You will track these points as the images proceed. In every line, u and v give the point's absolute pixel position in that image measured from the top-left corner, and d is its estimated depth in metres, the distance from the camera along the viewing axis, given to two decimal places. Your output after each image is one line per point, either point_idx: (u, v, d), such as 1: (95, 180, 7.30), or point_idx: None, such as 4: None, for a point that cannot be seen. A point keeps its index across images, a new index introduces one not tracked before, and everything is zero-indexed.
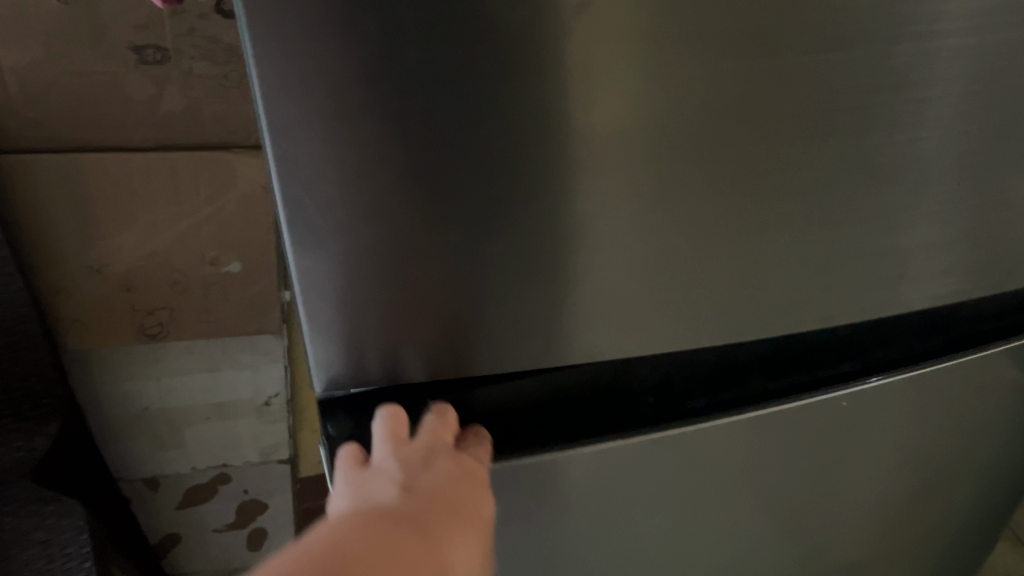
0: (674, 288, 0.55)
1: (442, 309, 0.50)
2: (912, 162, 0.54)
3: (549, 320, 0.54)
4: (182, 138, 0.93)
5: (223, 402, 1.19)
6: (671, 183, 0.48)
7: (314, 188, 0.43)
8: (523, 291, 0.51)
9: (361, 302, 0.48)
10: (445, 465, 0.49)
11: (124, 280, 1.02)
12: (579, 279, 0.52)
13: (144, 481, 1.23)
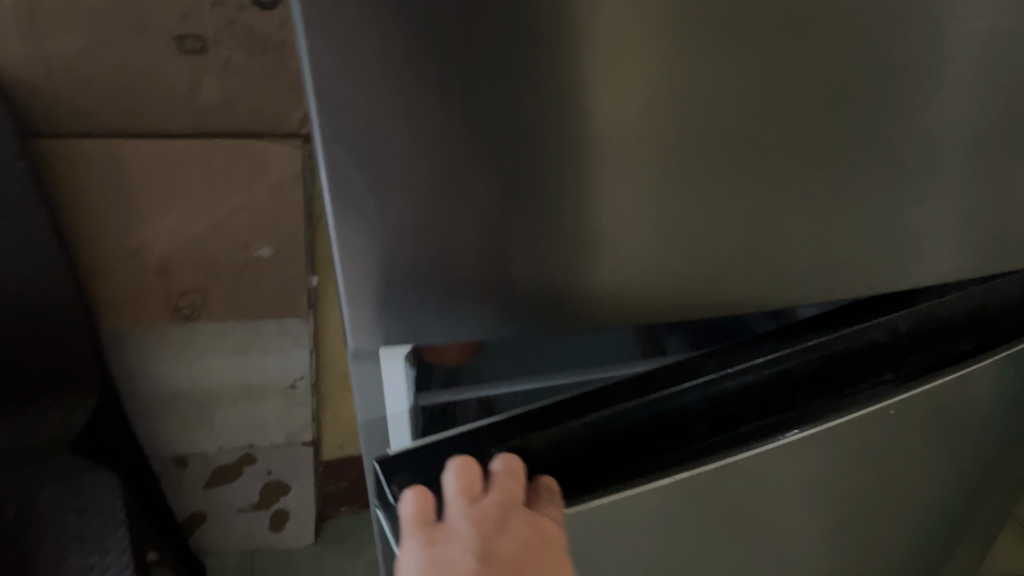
0: (695, 266, 0.57)
1: (478, 285, 0.53)
2: (922, 142, 0.56)
3: (574, 295, 0.56)
4: (219, 125, 0.97)
5: (253, 385, 1.23)
6: (692, 160, 0.51)
7: (358, 159, 0.46)
8: (551, 263, 0.54)
9: (392, 272, 0.52)
10: (519, 533, 0.55)
11: (161, 262, 1.06)
12: (605, 254, 0.54)
13: (174, 459, 1.27)
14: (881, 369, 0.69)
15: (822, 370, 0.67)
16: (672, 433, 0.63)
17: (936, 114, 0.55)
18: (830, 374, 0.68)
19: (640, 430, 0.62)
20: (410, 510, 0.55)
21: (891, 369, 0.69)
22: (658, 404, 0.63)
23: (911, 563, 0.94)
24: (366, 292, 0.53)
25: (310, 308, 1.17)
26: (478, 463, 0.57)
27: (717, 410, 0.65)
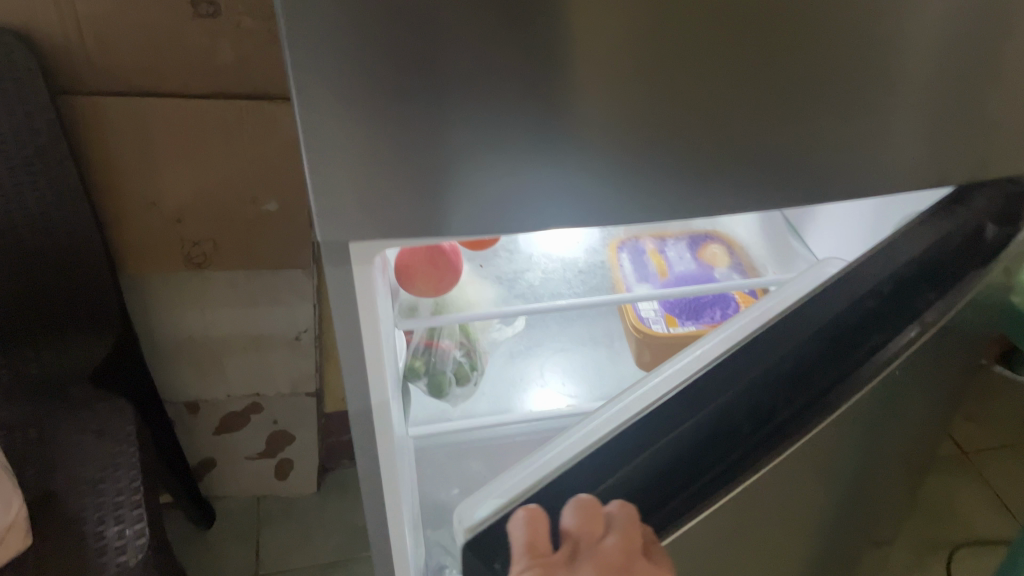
0: (665, 193, 0.59)
1: (452, 207, 0.56)
2: (890, 80, 0.58)
3: (540, 218, 0.58)
4: (231, 86, 1.06)
5: (261, 335, 1.32)
6: (660, 91, 0.53)
7: (331, 86, 0.49)
8: (522, 188, 0.56)
9: (362, 200, 0.55)
10: None
11: (176, 213, 1.15)
12: (575, 182, 0.57)
13: (186, 404, 1.37)
14: (872, 332, 0.69)
15: (824, 353, 0.67)
16: (729, 437, 0.62)
17: (901, 50, 0.57)
18: (833, 354, 0.68)
19: (695, 446, 0.60)
20: (525, 534, 0.53)
21: (880, 331, 0.69)
22: (688, 416, 0.61)
23: (869, 507, 1.00)
24: (333, 218, 0.56)
25: (313, 260, 1.26)
26: (597, 502, 0.55)
27: (741, 419, 0.63)
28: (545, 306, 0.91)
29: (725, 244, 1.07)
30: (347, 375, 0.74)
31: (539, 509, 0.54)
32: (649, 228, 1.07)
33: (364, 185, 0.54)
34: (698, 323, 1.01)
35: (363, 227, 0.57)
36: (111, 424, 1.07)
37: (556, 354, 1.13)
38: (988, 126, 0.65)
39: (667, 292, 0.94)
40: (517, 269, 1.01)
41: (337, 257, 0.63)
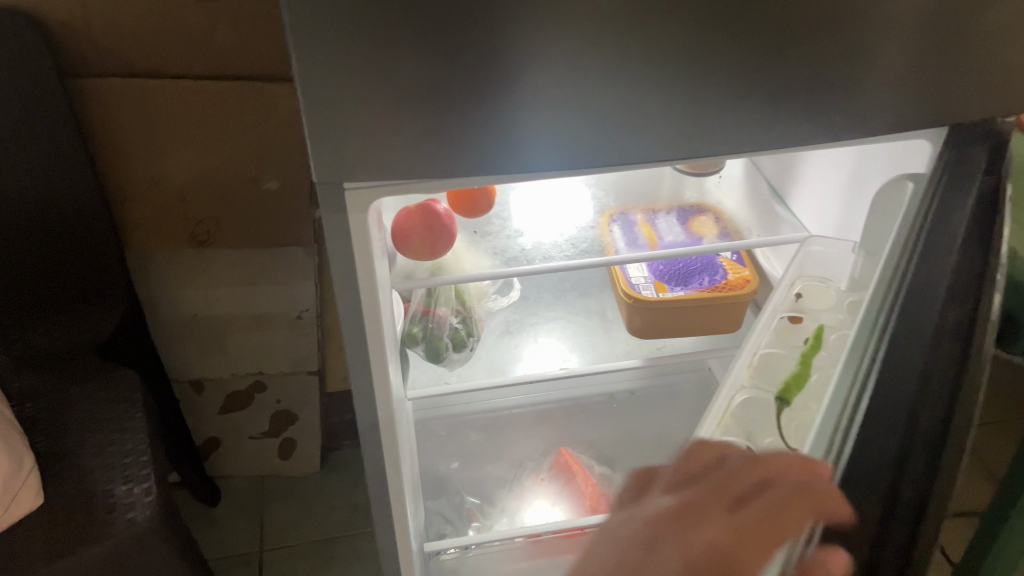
0: (634, 122, 0.63)
1: (437, 136, 0.60)
2: (840, 28, 0.62)
3: (519, 146, 0.62)
4: (233, 69, 1.09)
5: (263, 313, 1.35)
6: (627, 19, 0.57)
7: (323, 17, 0.53)
8: (504, 114, 0.60)
9: (365, 143, 0.60)
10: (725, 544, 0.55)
11: (180, 192, 1.19)
12: (551, 108, 0.60)
13: (191, 383, 1.41)
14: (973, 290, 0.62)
15: None
16: None
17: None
18: None
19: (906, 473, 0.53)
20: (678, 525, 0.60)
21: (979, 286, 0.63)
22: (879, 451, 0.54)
23: None
24: (335, 159, 0.61)
25: (314, 240, 1.29)
26: None
27: None
28: (538, 267, 0.94)
29: (714, 216, 1.07)
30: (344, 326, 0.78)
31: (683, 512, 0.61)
32: (639, 202, 1.08)
33: (369, 128, 0.59)
34: (686, 288, 1.03)
35: (365, 169, 0.62)
36: (117, 388, 1.11)
37: (549, 322, 1.15)
38: (948, 81, 0.68)
39: (653, 254, 0.96)
40: (509, 237, 1.01)
41: (335, 199, 0.67)
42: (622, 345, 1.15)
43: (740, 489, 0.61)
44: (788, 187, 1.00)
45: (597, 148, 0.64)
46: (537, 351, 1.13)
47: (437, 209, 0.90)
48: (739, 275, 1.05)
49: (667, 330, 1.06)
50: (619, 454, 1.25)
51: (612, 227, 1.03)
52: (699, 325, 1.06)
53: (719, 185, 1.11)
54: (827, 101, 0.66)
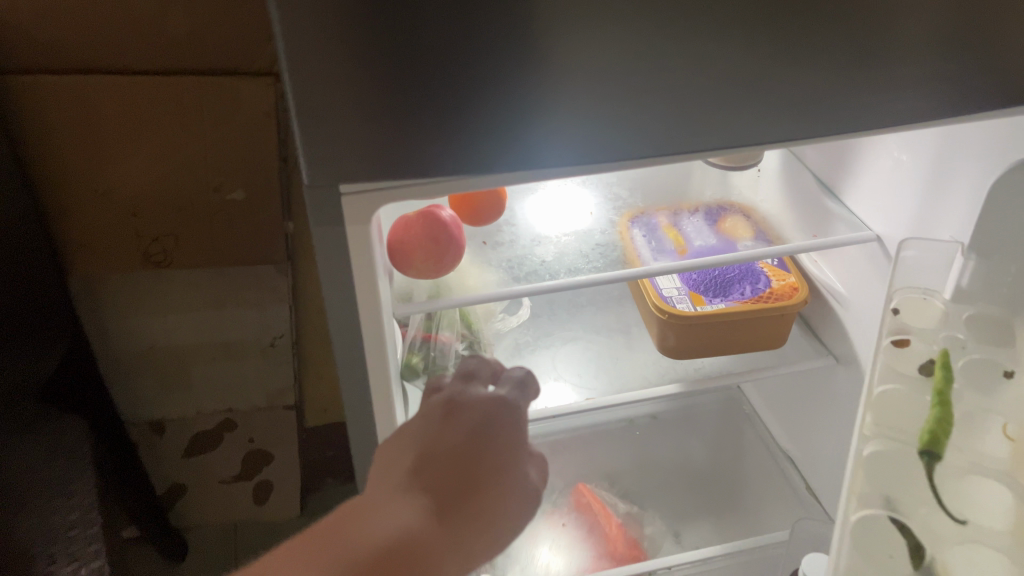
0: (667, 102, 0.54)
1: (443, 118, 0.50)
2: None
3: (542, 128, 0.52)
4: (187, 63, 0.93)
5: (230, 342, 1.18)
6: None
7: None
8: (529, 92, 0.50)
9: (366, 126, 0.49)
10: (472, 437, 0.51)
11: (131, 206, 1.02)
12: (579, 85, 0.51)
13: (150, 425, 1.24)
14: None
15: None
16: None
17: None
18: None
19: None
20: None
21: None
22: None
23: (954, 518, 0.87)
24: (332, 147, 0.50)
25: (288, 257, 1.12)
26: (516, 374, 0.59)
27: None
28: (559, 283, 0.77)
29: (743, 213, 0.92)
30: (338, 358, 0.63)
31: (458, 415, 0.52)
32: (668, 202, 0.94)
33: (372, 108, 0.48)
34: (727, 300, 0.90)
35: (365, 162, 0.51)
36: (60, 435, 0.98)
37: (566, 345, 1.00)
38: None
39: (693, 264, 0.81)
40: (526, 246, 0.86)
41: (328, 205, 0.53)
42: (648, 365, 1.01)
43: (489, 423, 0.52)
44: (846, 183, 0.86)
45: (632, 133, 0.55)
46: (556, 378, 0.96)
47: (442, 217, 0.75)
48: (785, 282, 0.91)
49: (704, 349, 0.93)
50: (642, 488, 1.11)
51: (633, 232, 0.88)
52: (740, 342, 0.93)
53: (758, 182, 0.96)
54: (909, 72, 0.58)
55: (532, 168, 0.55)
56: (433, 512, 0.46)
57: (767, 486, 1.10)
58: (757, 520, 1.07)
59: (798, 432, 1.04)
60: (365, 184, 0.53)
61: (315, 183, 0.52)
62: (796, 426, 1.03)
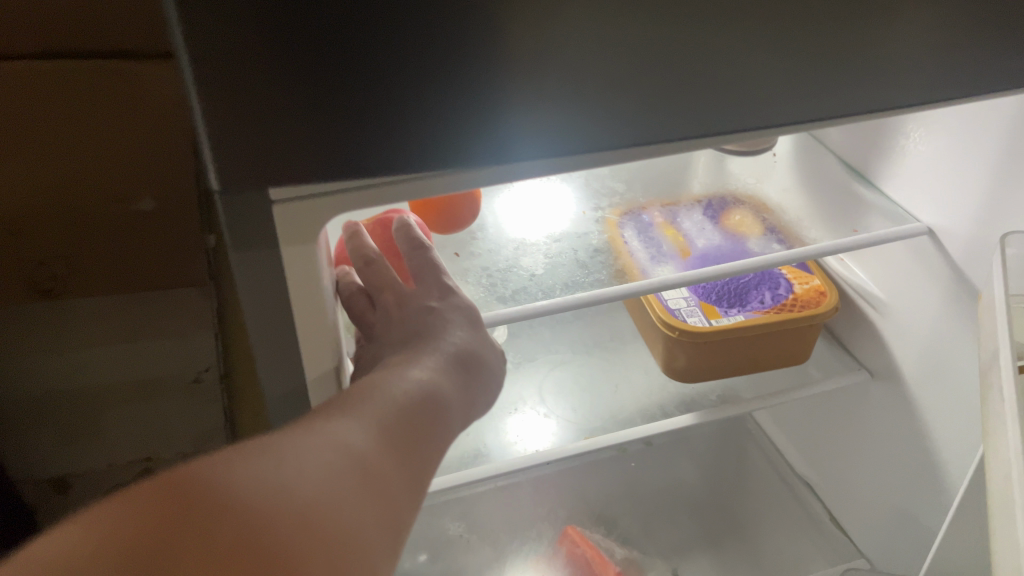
0: (731, 62, 0.38)
1: (421, 82, 0.33)
2: None
3: (562, 100, 0.36)
4: (73, 42, 0.72)
5: (147, 379, 0.97)
6: None
7: None
8: (542, 44, 0.34)
9: (289, 92, 0.32)
10: (422, 332, 0.49)
11: (9, 223, 0.78)
12: (613, 32, 0.35)
13: (50, 482, 1.03)
14: None
15: None
16: None
17: None
18: None
19: None
20: None
21: None
22: None
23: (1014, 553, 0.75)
24: (248, 131, 0.32)
25: (212, 277, 0.91)
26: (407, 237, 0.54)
27: None
28: (556, 302, 0.61)
29: (751, 207, 0.77)
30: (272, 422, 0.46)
31: (399, 331, 0.50)
32: (670, 195, 0.78)
33: (298, 64, 0.31)
34: (746, 311, 0.76)
35: (291, 151, 0.33)
36: None
37: (554, 371, 0.86)
38: None
39: (718, 271, 0.65)
40: (509, 256, 0.69)
41: (249, 225, 0.36)
42: (647, 389, 0.86)
43: (425, 311, 0.51)
44: (882, 166, 0.72)
45: (671, 105, 0.39)
46: (545, 414, 0.81)
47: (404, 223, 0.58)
48: (810, 286, 0.78)
49: (719, 370, 0.78)
50: (646, 531, 0.93)
51: (624, 233, 0.71)
52: (759, 360, 0.79)
53: (769, 171, 0.81)
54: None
55: (546, 159, 0.38)
56: (430, 375, 0.44)
57: (776, 511, 0.93)
58: (784, 561, 0.89)
59: (819, 454, 0.90)
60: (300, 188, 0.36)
61: (227, 189, 0.34)
62: (816, 448, 0.90)
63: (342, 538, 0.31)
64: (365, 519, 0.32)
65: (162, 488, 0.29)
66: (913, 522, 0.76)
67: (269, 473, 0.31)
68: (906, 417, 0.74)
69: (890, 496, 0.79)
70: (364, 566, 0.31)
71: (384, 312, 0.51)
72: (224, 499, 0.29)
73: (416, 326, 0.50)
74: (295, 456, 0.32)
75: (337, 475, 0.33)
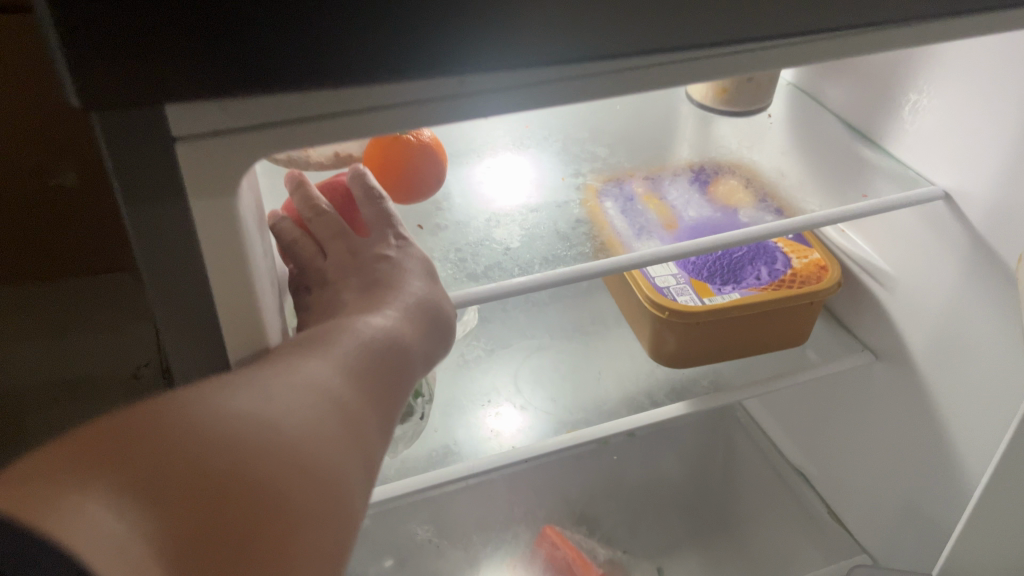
0: None
1: None
2: None
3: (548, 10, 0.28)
4: None
5: (78, 380, 0.87)
6: None
7: None
8: None
9: None
10: (376, 287, 0.42)
11: None
12: None
13: None
14: None
15: None
16: None
17: None
18: None
19: None
20: None
21: None
22: None
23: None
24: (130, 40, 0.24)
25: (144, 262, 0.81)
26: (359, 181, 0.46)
27: None
28: (531, 278, 0.53)
29: (740, 175, 0.68)
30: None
31: (349, 286, 0.42)
32: (657, 161, 0.70)
33: None
34: (741, 288, 0.69)
35: (188, 56, 0.24)
36: None
37: (531, 358, 0.79)
38: None
39: (719, 241, 0.57)
40: (480, 229, 0.61)
41: (141, 168, 0.27)
42: (631, 376, 0.79)
43: (377, 263, 0.43)
44: (891, 125, 0.65)
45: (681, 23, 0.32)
46: (520, 407, 0.74)
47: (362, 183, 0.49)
48: (809, 260, 0.71)
49: (711, 353, 0.71)
50: (631, 530, 0.87)
51: (604, 204, 0.63)
52: (755, 342, 0.72)
53: (762, 133, 0.74)
54: None
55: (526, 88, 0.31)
56: (401, 320, 0.40)
57: (769, 506, 0.87)
58: (776, 558, 0.82)
59: (818, 443, 0.84)
60: (209, 117, 0.27)
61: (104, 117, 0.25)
62: (813, 436, 0.84)
63: (328, 474, 0.31)
64: (348, 458, 0.32)
65: (149, 412, 0.29)
66: (921, 515, 0.70)
67: (247, 407, 0.30)
68: (916, 402, 0.68)
69: (895, 486, 0.73)
70: (347, 499, 0.32)
71: (330, 266, 0.43)
72: (213, 427, 0.29)
73: (368, 281, 0.42)
74: (279, 393, 0.32)
75: (319, 415, 0.32)
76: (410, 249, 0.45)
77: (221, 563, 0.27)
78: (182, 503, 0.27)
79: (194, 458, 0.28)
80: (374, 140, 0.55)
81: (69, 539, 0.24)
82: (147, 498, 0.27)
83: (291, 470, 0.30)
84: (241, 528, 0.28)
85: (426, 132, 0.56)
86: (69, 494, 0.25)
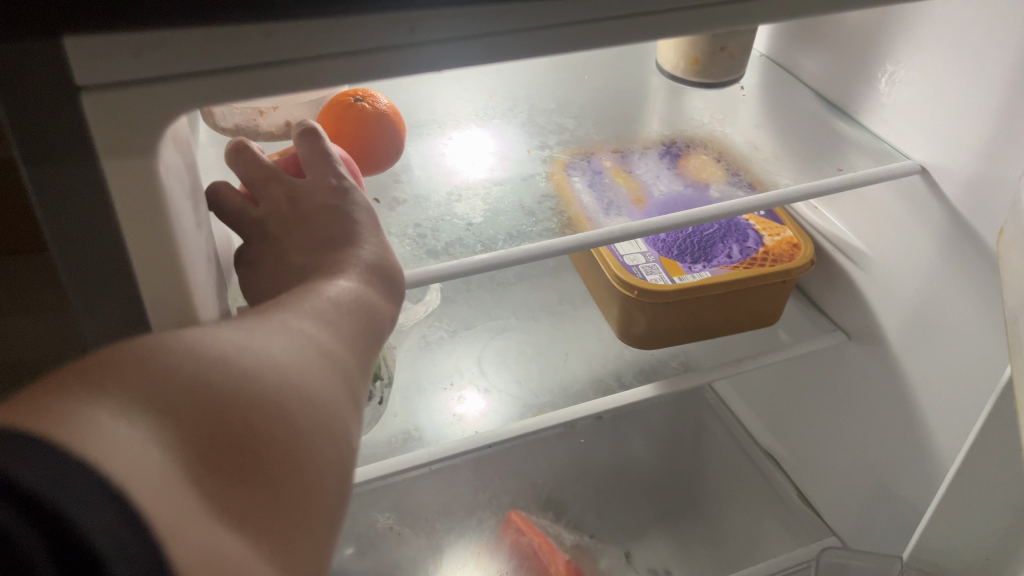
0: None
1: None
2: None
3: None
4: None
5: None
6: None
7: None
8: None
9: None
10: (321, 245, 0.38)
11: None
12: None
13: None
14: None
15: None
16: None
17: None
18: None
19: None
20: None
21: None
22: None
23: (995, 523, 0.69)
24: None
25: None
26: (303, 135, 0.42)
27: None
28: (494, 256, 0.50)
29: (711, 150, 0.65)
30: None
31: (291, 249, 0.39)
32: (625, 131, 0.67)
33: None
34: (712, 266, 0.66)
35: None
36: None
37: (495, 340, 0.76)
38: None
39: (689, 215, 0.55)
40: (441, 203, 0.58)
41: (38, 109, 0.26)
42: (598, 356, 0.77)
43: (319, 212, 0.39)
44: (865, 97, 0.64)
45: None
46: (484, 390, 0.71)
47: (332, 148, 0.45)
48: (781, 238, 0.69)
49: (681, 334, 0.69)
50: (599, 515, 0.84)
51: (571, 178, 0.60)
52: (725, 324, 0.70)
53: (736, 103, 0.71)
54: None
55: (472, 39, 0.30)
56: (368, 281, 0.37)
57: (740, 489, 0.86)
58: (743, 539, 0.81)
59: (789, 423, 0.83)
60: (114, 58, 0.25)
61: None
62: (782, 416, 0.84)
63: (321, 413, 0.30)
64: (338, 399, 0.31)
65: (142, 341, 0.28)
66: (892, 497, 0.69)
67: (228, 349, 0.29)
68: (888, 381, 0.67)
69: (867, 469, 0.72)
70: (341, 439, 0.31)
71: (269, 230, 0.40)
72: (211, 357, 0.28)
73: (309, 238, 0.39)
74: (265, 335, 0.31)
75: (307, 357, 0.31)
76: (353, 190, 0.41)
77: (222, 492, 0.26)
78: (183, 427, 0.26)
79: (192, 384, 0.27)
80: (327, 108, 0.51)
81: (90, 449, 0.23)
82: (150, 418, 0.25)
83: (286, 404, 0.29)
84: (244, 454, 0.27)
85: (382, 98, 0.53)
86: (81, 408, 0.24)
